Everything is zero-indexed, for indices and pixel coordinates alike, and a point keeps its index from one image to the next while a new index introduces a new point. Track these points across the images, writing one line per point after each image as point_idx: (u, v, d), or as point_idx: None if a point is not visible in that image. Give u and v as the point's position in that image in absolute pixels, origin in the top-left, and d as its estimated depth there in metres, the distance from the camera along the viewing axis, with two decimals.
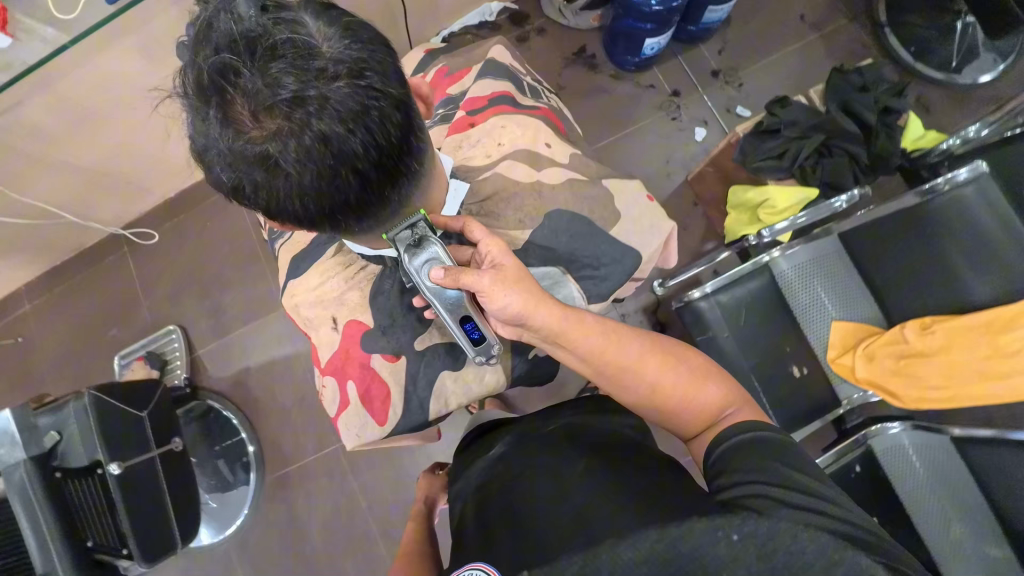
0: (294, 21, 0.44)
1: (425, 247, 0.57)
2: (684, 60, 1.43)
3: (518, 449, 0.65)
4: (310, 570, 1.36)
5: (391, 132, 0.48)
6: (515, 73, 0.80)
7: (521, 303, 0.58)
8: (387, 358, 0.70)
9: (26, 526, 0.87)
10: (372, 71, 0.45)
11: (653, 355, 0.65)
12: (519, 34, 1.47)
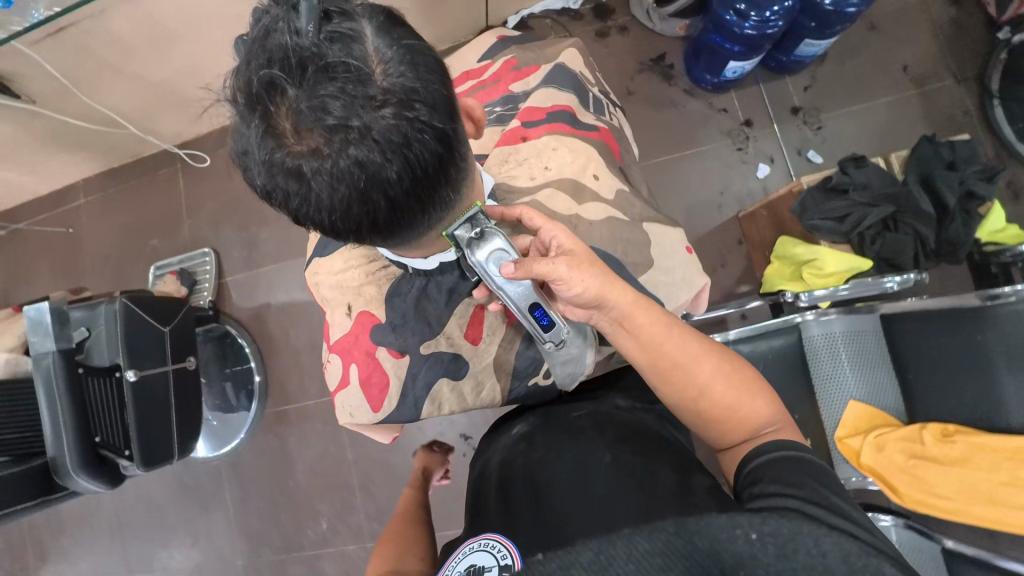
0: (356, 40, 0.43)
1: (487, 238, 0.57)
2: (765, 89, 1.35)
3: (545, 429, 0.66)
4: (289, 503, 1.44)
5: (430, 166, 0.46)
6: (583, 83, 0.77)
7: (595, 287, 0.59)
8: (393, 352, 0.72)
9: (48, 410, 0.95)
10: (422, 105, 0.44)
11: (713, 357, 0.62)
12: (600, 29, 1.42)
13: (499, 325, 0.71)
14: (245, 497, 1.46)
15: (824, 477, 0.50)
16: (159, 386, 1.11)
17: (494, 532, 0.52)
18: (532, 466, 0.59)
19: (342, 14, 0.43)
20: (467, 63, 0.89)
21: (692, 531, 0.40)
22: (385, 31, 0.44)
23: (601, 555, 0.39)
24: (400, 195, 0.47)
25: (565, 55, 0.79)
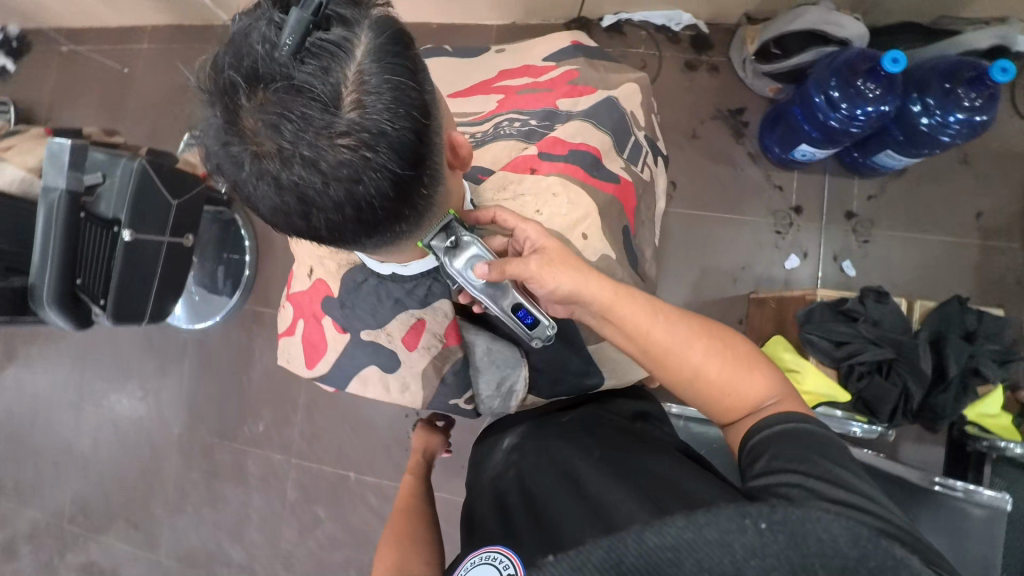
0: (340, 64, 0.43)
1: (463, 246, 0.56)
2: (829, 183, 1.29)
3: (534, 439, 0.62)
4: (237, 395, 1.50)
5: (378, 203, 0.47)
6: (628, 125, 0.75)
7: (569, 278, 0.56)
8: (338, 325, 0.73)
9: (42, 240, 0.98)
10: (384, 147, 0.44)
11: (704, 338, 0.56)
12: (691, 60, 1.35)
13: (436, 345, 0.71)
14: (200, 375, 1.53)
15: (830, 448, 0.46)
16: (149, 252, 1.12)
17: (499, 544, 0.46)
18: (526, 476, 0.55)
19: (339, 30, 0.43)
20: (533, 57, 0.85)
21: (702, 525, 0.35)
22: (374, 60, 0.44)
23: (612, 552, 0.35)
24: (341, 220, 0.48)
25: (625, 91, 0.77)
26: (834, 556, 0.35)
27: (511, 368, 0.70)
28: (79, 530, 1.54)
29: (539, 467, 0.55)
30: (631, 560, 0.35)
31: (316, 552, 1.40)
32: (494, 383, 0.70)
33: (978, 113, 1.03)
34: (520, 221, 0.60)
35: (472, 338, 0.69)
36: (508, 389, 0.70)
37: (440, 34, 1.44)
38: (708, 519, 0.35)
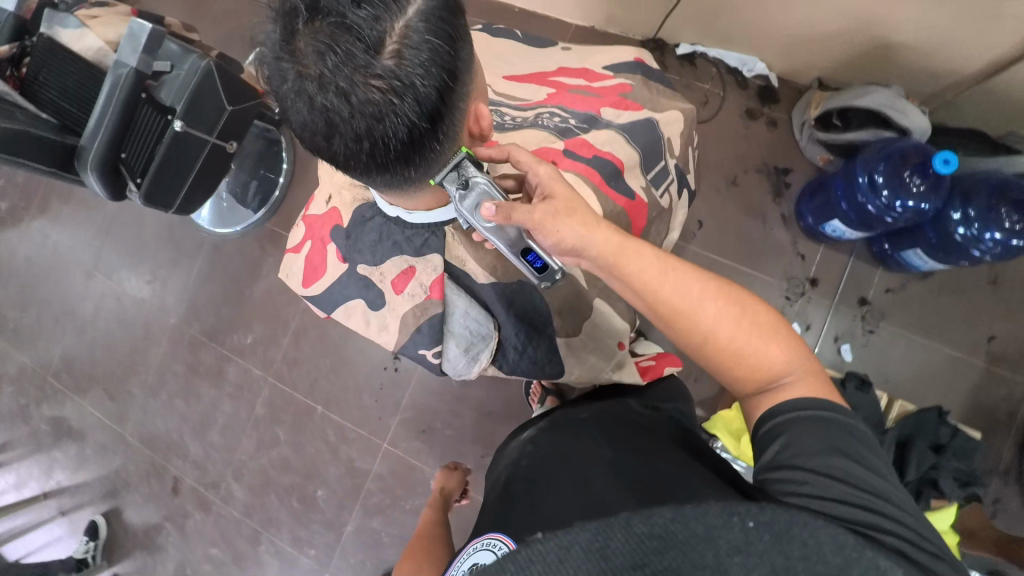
0: (393, 15, 0.47)
1: (470, 186, 0.57)
2: (852, 264, 1.28)
3: (549, 433, 0.70)
4: (236, 303, 1.57)
5: (393, 146, 0.51)
6: (661, 150, 0.77)
7: (574, 233, 0.59)
8: (340, 254, 0.75)
9: (99, 109, 1.05)
10: (411, 98, 0.49)
11: (722, 301, 0.59)
12: (752, 108, 1.36)
13: (419, 295, 0.72)
14: (207, 276, 1.59)
15: (847, 442, 0.49)
16: (193, 146, 1.15)
17: (496, 532, 0.54)
18: (538, 463, 0.62)
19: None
20: (594, 62, 0.87)
21: (689, 518, 0.38)
22: (423, 18, 0.48)
23: (599, 538, 0.37)
24: (357, 153, 0.52)
25: (667, 117, 0.79)
26: (817, 560, 0.36)
27: (480, 338, 0.75)
28: (61, 384, 1.63)
29: (549, 457, 0.63)
30: (617, 544, 0.36)
31: (266, 469, 1.47)
32: (461, 347, 0.75)
33: (1016, 237, 1.02)
34: (533, 165, 0.61)
35: (453, 298, 0.73)
36: (473, 357, 0.76)
37: (519, 17, 1.46)
38: (693, 514, 0.38)
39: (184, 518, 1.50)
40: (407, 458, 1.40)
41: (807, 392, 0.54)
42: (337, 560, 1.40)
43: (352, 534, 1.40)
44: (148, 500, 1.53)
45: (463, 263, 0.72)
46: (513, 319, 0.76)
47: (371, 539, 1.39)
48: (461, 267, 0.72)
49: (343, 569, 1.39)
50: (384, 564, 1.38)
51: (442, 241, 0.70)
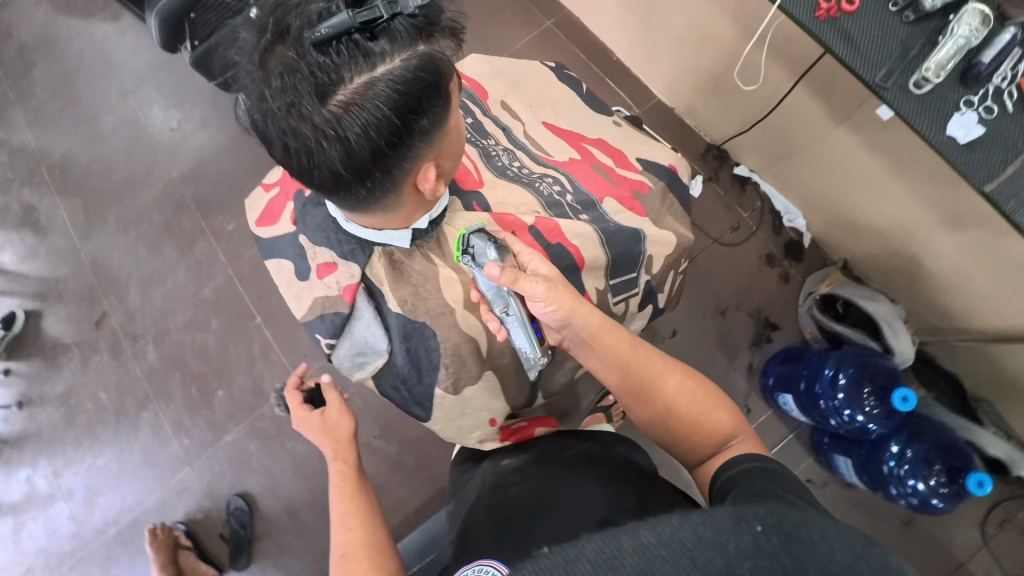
0: (359, 67, 0.50)
1: (483, 253, 0.66)
2: (789, 440, 1.28)
3: (538, 464, 0.72)
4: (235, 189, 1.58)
5: (318, 173, 0.55)
6: (634, 263, 0.80)
7: (568, 303, 0.66)
8: (293, 216, 0.77)
9: None
10: (340, 145, 0.52)
11: (679, 377, 0.67)
12: (773, 255, 1.36)
13: (332, 289, 0.73)
14: (223, 151, 1.61)
15: (777, 476, 0.52)
16: None
17: (488, 559, 0.57)
18: (529, 492, 0.66)
19: (380, 43, 0.50)
20: (633, 151, 0.88)
21: (696, 524, 0.34)
22: (385, 84, 0.50)
23: (611, 549, 0.32)
24: (288, 162, 0.57)
25: (659, 236, 0.82)
26: (829, 558, 0.33)
27: (371, 352, 0.77)
28: (49, 179, 1.63)
29: (538, 489, 0.66)
30: (629, 557, 0.32)
31: (183, 347, 1.45)
32: (352, 352, 0.77)
33: (937, 498, 1.05)
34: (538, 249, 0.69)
35: (361, 307, 0.74)
36: (358, 365, 0.78)
37: (614, 66, 1.46)
38: (701, 517, 0.34)
39: (91, 353, 1.48)
40: None
41: (750, 446, 0.60)
42: (200, 461, 1.38)
43: (226, 445, 1.38)
44: (70, 319, 1.51)
45: (381, 282, 0.73)
46: (404, 351, 0.75)
47: (240, 458, 1.37)
48: (376, 283, 0.74)
49: (201, 473, 1.37)
50: (240, 487, 1.35)
51: (368, 255, 0.73)
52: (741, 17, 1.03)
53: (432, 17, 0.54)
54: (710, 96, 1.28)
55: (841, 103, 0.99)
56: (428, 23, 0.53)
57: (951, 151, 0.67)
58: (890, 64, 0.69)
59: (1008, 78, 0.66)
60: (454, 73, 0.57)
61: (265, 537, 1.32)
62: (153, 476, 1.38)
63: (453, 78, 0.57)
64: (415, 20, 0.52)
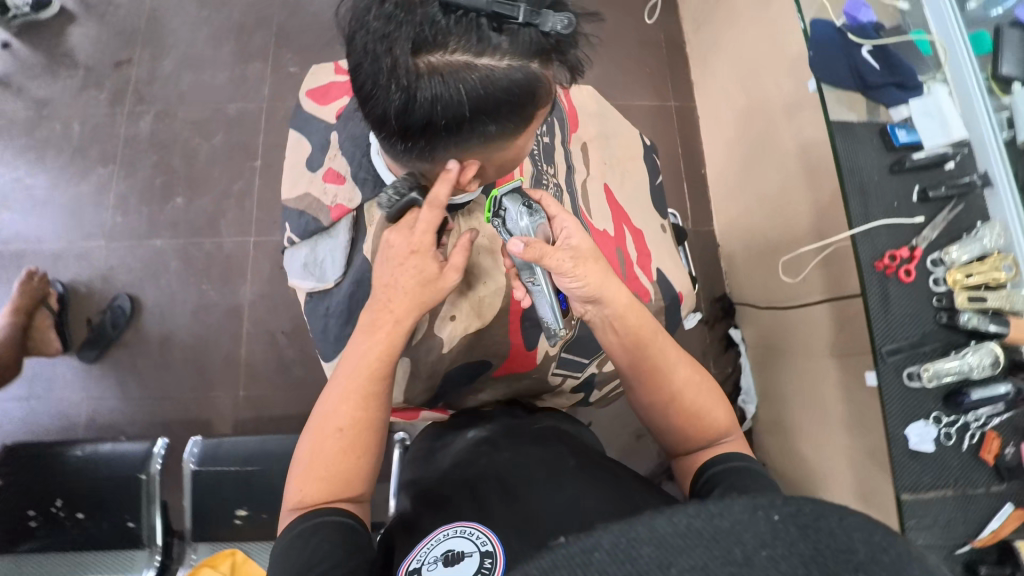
0: (466, 47, 0.48)
1: (524, 210, 0.60)
2: None
3: (508, 438, 0.64)
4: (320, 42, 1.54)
5: (372, 103, 0.54)
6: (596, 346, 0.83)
7: (595, 281, 0.59)
8: (339, 111, 0.80)
9: None
10: (404, 97, 0.50)
11: (689, 368, 0.61)
12: None
13: (328, 198, 0.77)
14: None
15: (764, 478, 0.51)
16: None
17: (469, 522, 0.49)
18: (497, 458, 0.59)
19: (499, 38, 0.47)
20: (658, 260, 0.90)
21: (710, 511, 0.25)
22: (478, 78, 0.49)
23: (624, 542, 0.24)
24: (355, 73, 0.54)
25: None
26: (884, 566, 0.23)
27: (321, 273, 0.77)
28: None
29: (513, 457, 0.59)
30: (644, 548, 0.24)
31: (175, 138, 1.39)
32: (307, 259, 0.78)
33: None
34: (558, 211, 0.61)
35: (339, 229, 0.76)
36: (303, 274, 0.78)
37: (698, 176, 1.48)
38: (719, 505, 0.25)
39: (91, 84, 1.41)
40: (245, 261, 1.32)
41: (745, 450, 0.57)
42: (119, 245, 1.32)
43: (150, 248, 1.32)
44: (94, 42, 1.44)
45: (370, 222, 0.74)
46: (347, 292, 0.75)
47: (154, 267, 1.31)
48: (365, 220, 0.74)
49: (109, 256, 1.31)
50: (136, 291, 1.30)
51: (373, 194, 0.74)
52: (822, 218, 1.06)
53: (564, 44, 0.51)
54: (754, 259, 1.30)
55: (848, 343, 1.03)
56: (556, 47, 0.51)
57: (898, 448, 0.71)
58: (902, 344, 0.72)
59: (980, 422, 0.71)
60: (545, 98, 0.55)
61: (126, 348, 1.27)
62: (69, 228, 1.32)
63: (541, 102, 0.55)
64: (545, 38, 0.49)
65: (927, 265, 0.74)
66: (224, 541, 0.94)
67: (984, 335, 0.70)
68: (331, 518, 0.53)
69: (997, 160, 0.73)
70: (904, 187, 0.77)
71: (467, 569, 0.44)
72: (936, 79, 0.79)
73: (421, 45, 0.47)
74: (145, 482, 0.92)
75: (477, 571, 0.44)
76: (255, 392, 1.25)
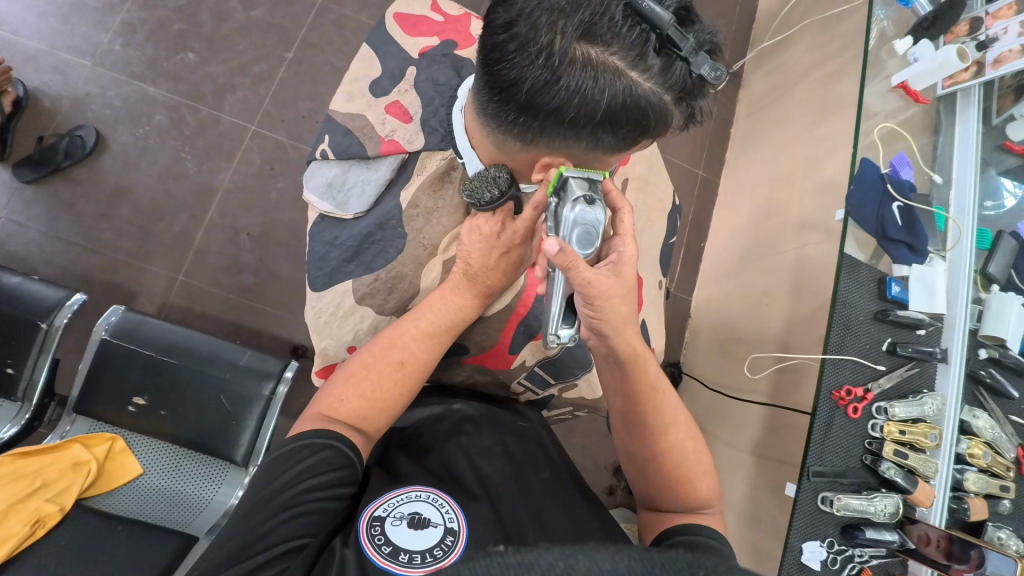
0: (626, 55, 0.46)
1: (593, 207, 0.52)
2: None
3: (493, 423, 0.66)
4: None
5: (500, 68, 0.48)
6: (573, 373, 0.81)
7: (614, 316, 0.55)
8: (424, 50, 0.77)
9: None
10: (545, 76, 0.46)
11: (683, 431, 0.61)
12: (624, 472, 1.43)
13: (383, 130, 0.73)
14: None
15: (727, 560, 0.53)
16: None
17: (425, 488, 0.54)
18: (472, 451, 0.61)
19: (656, 61, 0.47)
20: (646, 311, 0.93)
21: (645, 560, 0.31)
22: (623, 88, 0.47)
23: (563, 565, 0.30)
24: (490, 32, 0.49)
25: (595, 379, 0.82)
26: None
27: (343, 199, 0.73)
28: None
29: (489, 449, 0.62)
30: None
31: None
32: (332, 180, 0.74)
33: None
34: (627, 233, 0.57)
35: (382, 165, 0.73)
36: (321, 193, 0.74)
37: (698, 249, 1.51)
38: (663, 557, 0.31)
39: None
40: (236, 146, 1.22)
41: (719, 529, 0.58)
42: (107, 73, 1.19)
43: (139, 91, 1.20)
44: None
45: (419, 172, 0.73)
46: (363, 228, 0.72)
47: (138, 113, 1.19)
48: (415, 167, 0.73)
49: (90, 81, 1.17)
50: (107, 129, 1.17)
51: (438, 146, 0.73)
52: (792, 330, 1.13)
53: (697, 90, 0.52)
54: (713, 343, 1.35)
55: (770, 447, 1.10)
56: (692, 90, 0.51)
57: (791, 558, 0.76)
58: (827, 470, 0.78)
59: (862, 558, 0.79)
60: (657, 134, 0.56)
61: (71, 182, 1.13)
62: (55, 33, 1.17)
63: (653, 135, 0.55)
64: (689, 78, 0.49)
65: (872, 410, 0.80)
66: (108, 424, 0.87)
67: (893, 485, 0.79)
68: (336, 440, 0.54)
69: (958, 344, 0.83)
70: (880, 334, 0.82)
71: (430, 537, 0.49)
72: (939, 254, 0.88)
73: (589, 33, 0.45)
74: (43, 333, 0.83)
75: (437, 543, 0.49)
76: (194, 282, 1.16)
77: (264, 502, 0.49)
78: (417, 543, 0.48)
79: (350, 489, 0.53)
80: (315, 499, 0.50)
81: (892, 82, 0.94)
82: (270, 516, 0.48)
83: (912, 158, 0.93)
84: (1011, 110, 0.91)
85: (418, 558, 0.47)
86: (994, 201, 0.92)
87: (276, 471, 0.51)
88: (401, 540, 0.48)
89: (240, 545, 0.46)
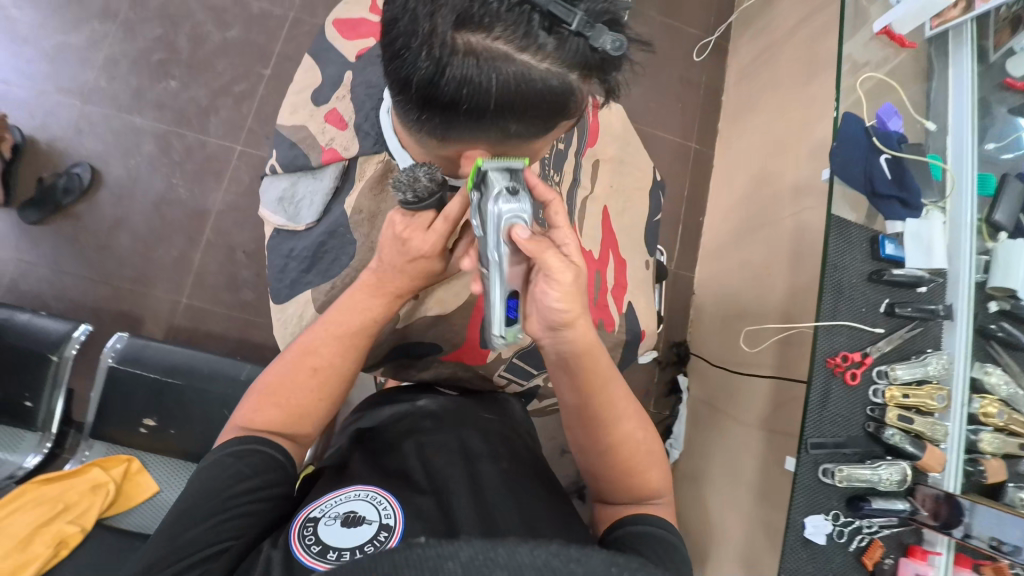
0: (512, 37, 0.44)
1: (515, 194, 0.47)
2: None
3: (454, 419, 0.66)
4: None
5: (395, 65, 0.49)
6: None
7: (574, 307, 0.54)
8: (362, 51, 0.76)
9: None
10: (432, 69, 0.46)
11: (634, 422, 0.61)
12: None
13: (329, 140, 0.73)
14: None
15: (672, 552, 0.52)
16: None
17: (362, 487, 0.55)
18: (434, 446, 0.61)
19: (547, 39, 0.44)
20: (632, 294, 0.91)
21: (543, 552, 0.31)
22: (514, 72, 0.46)
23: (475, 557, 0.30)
24: (385, 29, 0.49)
25: None
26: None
27: (293, 212, 0.74)
28: None
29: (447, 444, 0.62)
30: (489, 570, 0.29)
31: (185, 13, 1.27)
32: (283, 195, 0.76)
33: None
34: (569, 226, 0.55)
35: (325, 173, 0.74)
36: (275, 208, 0.76)
37: (697, 225, 1.47)
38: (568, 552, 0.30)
39: None
40: (224, 167, 1.25)
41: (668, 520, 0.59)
42: (95, 110, 1.23)
43: (128, 124, 1.23)
44: None
45: (358, 178, 0.72)
46: (314, 239, 0.72)
47: (128, 145, 1.23)
48: (354, 174, 0.72)
49: (81, 120, 1.22)
50: (101, 164, 1.21)
51: (371, 149, 0.70)
52: (794, 299, 1.10)
53: (608, 65, 0.49)
54: (718, 319, 1.32)
55: (779, 421, 1.07)
56: (599, 67, 0.49)
57: (793, 534, 0.74)
58: (826, 441, 0.75)
59: (870, 529, 0.76)
60: (575, 110, 0.54)
61: (72, 218, 1.18)
62: (45, 76, 1.22)
63: (568, 113, 0.53)
64: (592, 53, 0.47)
65: (873, 374, 0.77)
66: (123, 446, 0.91)
67: (901, 453, 0.76)
68: (263, 446, 0.56)
69: (963, 299, 0.79)
70: (876, 296, 0.79)
71: (363, 534, 0.50)
72: (938, 206, 0.83)
73: (466, 18, 0.43)
74: (54, 365, 0.87)
75: (370, 540, 0.49)
76: (196, 304, 1.20)
77: (191, 510, 0.51)
78: (347, 540, 0.49)
79: (279, 491, 0.56)
80: (242, 505, 0.53)
81: (874, 29, 0.88)
82: (197, 522, 0.50)
83: (902, 109, 0.87)
84: (1011, 43, 0.84)
85: (347, 554, 0.48)
86: (999, 142, 0.86)
87: (207, 478, 0.53)
88: (330, 539, 0.49)
89: (168, 550, 0.49)
